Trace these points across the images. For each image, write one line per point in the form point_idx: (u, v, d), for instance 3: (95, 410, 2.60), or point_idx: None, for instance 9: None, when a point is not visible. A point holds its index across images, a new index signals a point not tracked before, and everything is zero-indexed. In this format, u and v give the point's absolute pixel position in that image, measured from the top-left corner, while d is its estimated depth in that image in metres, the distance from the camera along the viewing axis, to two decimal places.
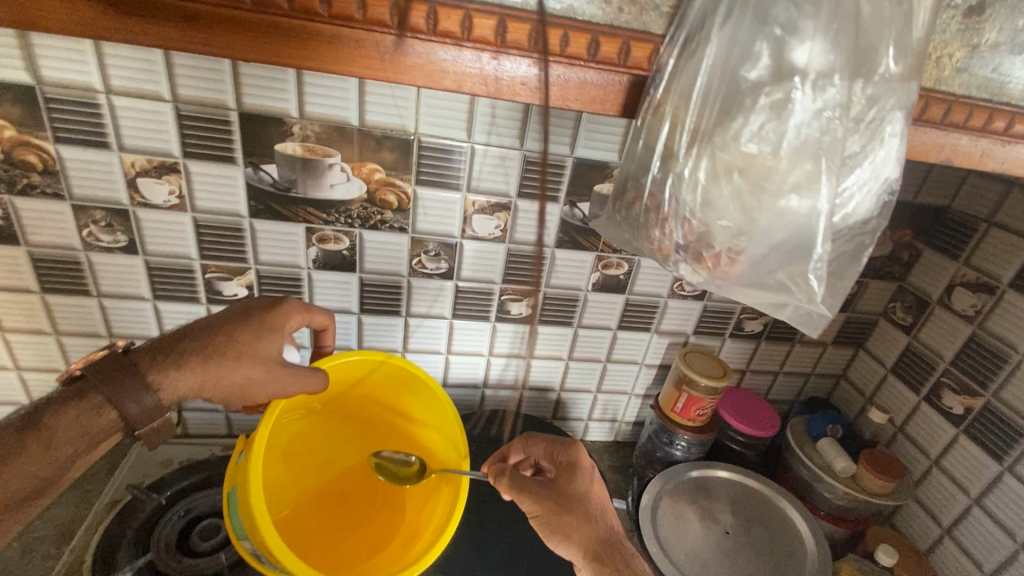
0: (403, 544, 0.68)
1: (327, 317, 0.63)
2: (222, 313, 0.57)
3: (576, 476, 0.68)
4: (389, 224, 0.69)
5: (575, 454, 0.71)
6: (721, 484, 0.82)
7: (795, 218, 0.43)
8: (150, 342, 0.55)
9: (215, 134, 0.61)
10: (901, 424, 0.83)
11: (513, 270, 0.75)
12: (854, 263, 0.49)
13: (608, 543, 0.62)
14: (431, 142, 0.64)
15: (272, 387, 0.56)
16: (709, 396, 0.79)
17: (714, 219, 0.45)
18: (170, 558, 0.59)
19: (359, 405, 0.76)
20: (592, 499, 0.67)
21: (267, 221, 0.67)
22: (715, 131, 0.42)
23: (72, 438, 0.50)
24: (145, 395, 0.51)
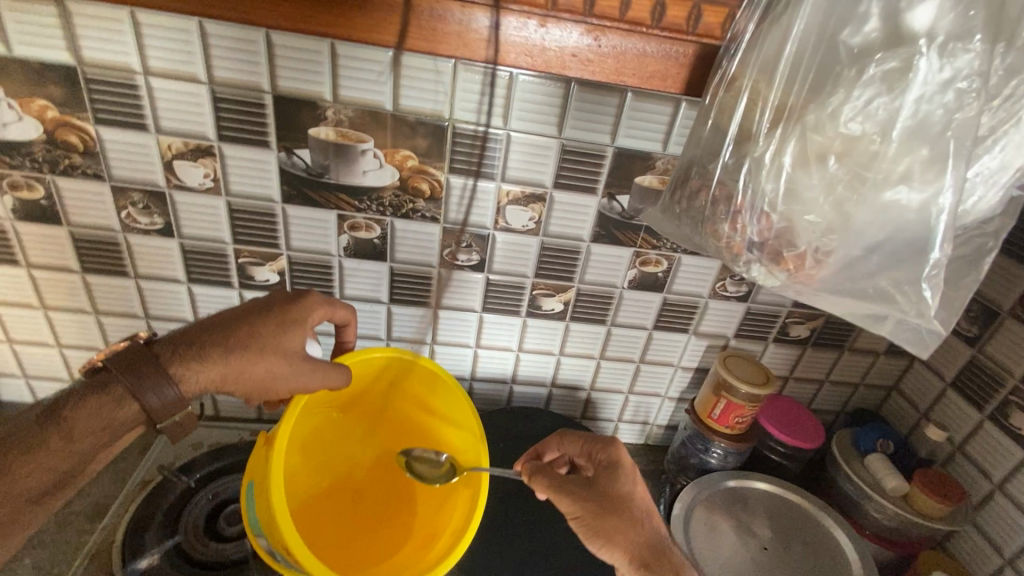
0: (418, 547, 0.67)
1: (350, 312, 0.61)
2: (248, 306, 0.56)
3: (618, 475, 0.65)
4: (421, 212, 0.67)
5: (614, 453, 0.67)
6: (759, 496, 0.78)
7: (903, 214, 0.41)
8: (173, 333, 0.55)
9: (250, 116, 0.60)
10: (960, 442, 0.77)
11: (548, 264, 0.72)
12: (973, 269, 0.46)
13: (654, 550, 0.60)
14: (466, 128, 0.62)
15: (295, 381, 0.55)
16: (749, 403, 0.75)
17: (799, 213, 0.43)
18: (198, 542, 0.59)
19: (382, 402, 0.74)
20: (636, 500, 0.64)
21: (299, 207, 0.66)
22: (807, 109, 0.41)
23: (93, 431, 0.50)
24: (168, 387, 0.50)
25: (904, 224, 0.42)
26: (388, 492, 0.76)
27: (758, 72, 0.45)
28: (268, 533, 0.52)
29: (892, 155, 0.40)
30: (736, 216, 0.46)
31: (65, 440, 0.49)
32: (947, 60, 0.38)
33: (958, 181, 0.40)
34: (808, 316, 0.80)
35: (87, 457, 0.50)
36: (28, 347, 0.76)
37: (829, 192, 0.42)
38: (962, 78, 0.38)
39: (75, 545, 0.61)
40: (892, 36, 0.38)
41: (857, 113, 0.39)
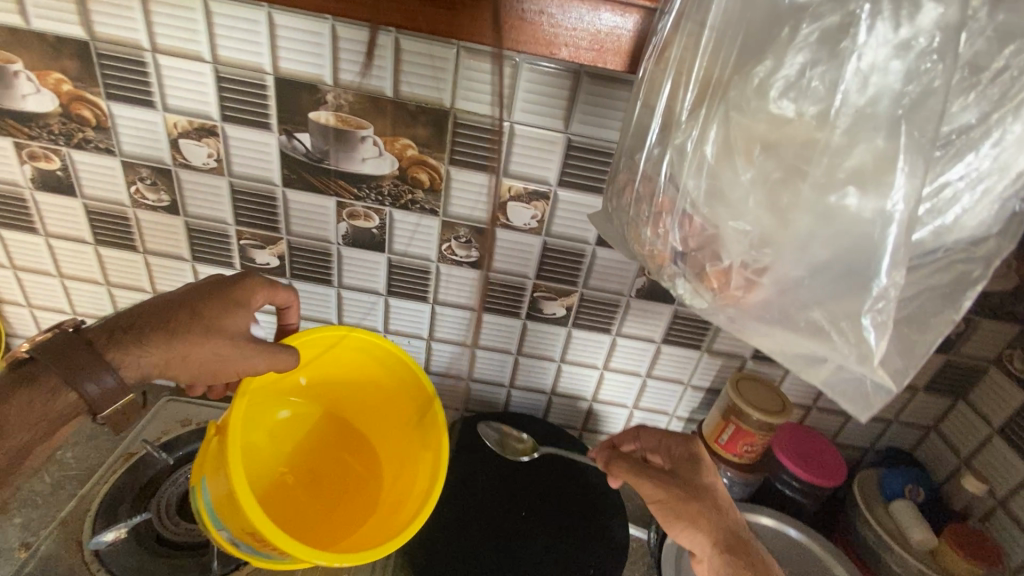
0: (373, 529, 0.64)
1: (292, 293, 0.63)
2: (186, 289, 0.58)
3: (700, 466, 0.64)
4: (420, 204, 0.65)
5: (696, 448, 0.66)
6: (762, 534, 0.72)
7: (852, 221, 0.35)
8: (105, 321, 0.55)
9: (252, 97, 0.59)
10: (1003, 497, 0.69)
11: (549, 266, 0.69)
12: (949, 306, 0.39)
13: (740, 538, 0.59)
14: (468, 118, 0.59)
15: (244, 364, 0.57)
16: (761, 431, 0.69)
17: (726, 219, 0.38)
18: (168, 520, 0.63)
19: (345, 383, 0.73)
20: (717, 491, 0.62)
21: (300, 192, 0.65)
22: (731, 83, 0.36)
23: (28, 424, 0.50)
24: (106, 375, 0.51)
25: (861, 239, 0.35)
26: (347, 478, 0.73)
27: (688, 39, 0.40)
28: (230, 523, 0.54)
29: (836, 143, 0.34)
30: (657, 219, 0.42)
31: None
32: (904, 18, 0.32)
33: (913, 185, 0.33)
34: None
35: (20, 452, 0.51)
36: (47, 312, 0.79)
37: (757, 187, 0.36)
38: (923, 37, 0.32)
39: (62, 508, 0.62)
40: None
41: (788, 88, 0.34)
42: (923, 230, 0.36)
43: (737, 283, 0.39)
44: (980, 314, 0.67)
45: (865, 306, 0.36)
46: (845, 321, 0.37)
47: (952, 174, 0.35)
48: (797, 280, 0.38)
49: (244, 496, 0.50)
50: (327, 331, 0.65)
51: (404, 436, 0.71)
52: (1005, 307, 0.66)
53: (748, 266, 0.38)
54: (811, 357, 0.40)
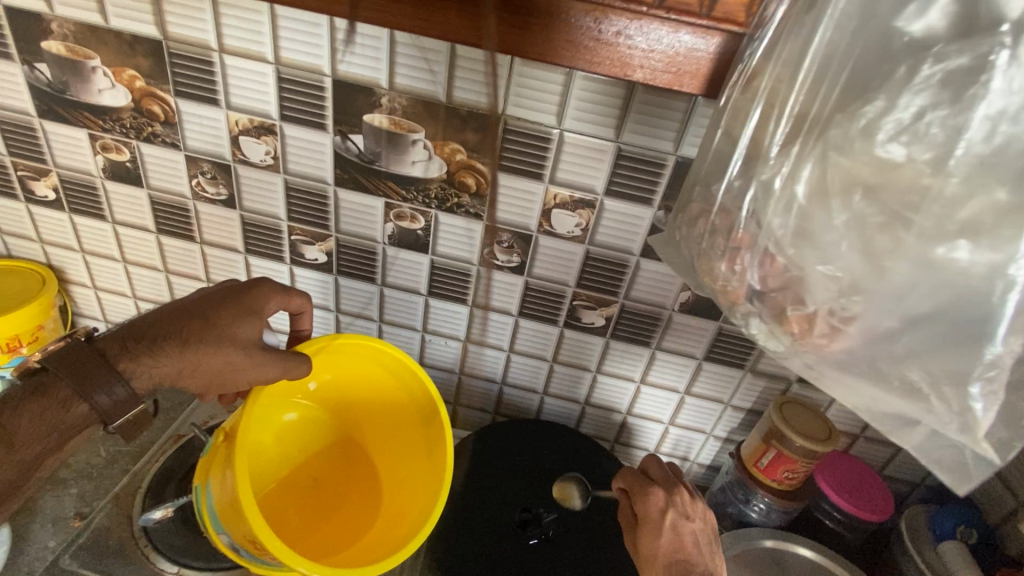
0: (376, 540, 0.66)
1: (304, 299, 0.64)
2: (197, 298, 0.60)
3: (642, 529, 0.60)
4: (465, 208, 0.65)
5: (640, 505, 0.61)
6: (800, 565, 0.69)
7: (958, 275, 0.34)
8: (116, 330, 0.58)
9: (309, 98, 0.61)
10: None
11: (591, 275, 0.68)
12: None
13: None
14: (518, 125, 0.59)
15: (253, 373, 0.59)
16: (804, 458, 0.66)
17: (814, 262, 0.37)
18: None
19: (353, 392, 0.75)
20: (659, 555, 0.58)
21: (350, 191, 0.67)
22: (833, 121, 0.35)
23: (40, 435, 0.53)
24: (117, 386, 0.54)
25: (969, 293, 0.34)
26: (349, 485, 0.75)
27: (780, 70, 0.38)
28: (230, 528, 0.56)
29: (949, 193, 0.33)
30: (734, 254, 0.41)
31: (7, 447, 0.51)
32: None
33: None
34: None
35: (33, 460, 0.53)
36: (109, 294, 0.84)
37: (851, 231, 0.36)
38: None
39: (114, 483, 0.66)
40: (961, 25, 0.32)
41: (901, 131, 0.33)
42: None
43: (822, 330, 0.39)
44: None
45: (974, 371, 0.36)
46: (946, 386, 0.37)
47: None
48: (890, 330, 0.37)
49: (246, 507, 0.52)
50: (343, 339, 0.67)
51: (411, 449, 0.73)
52: None
53: (834, 314, 0.38)
54: (900, 418, 0.40)
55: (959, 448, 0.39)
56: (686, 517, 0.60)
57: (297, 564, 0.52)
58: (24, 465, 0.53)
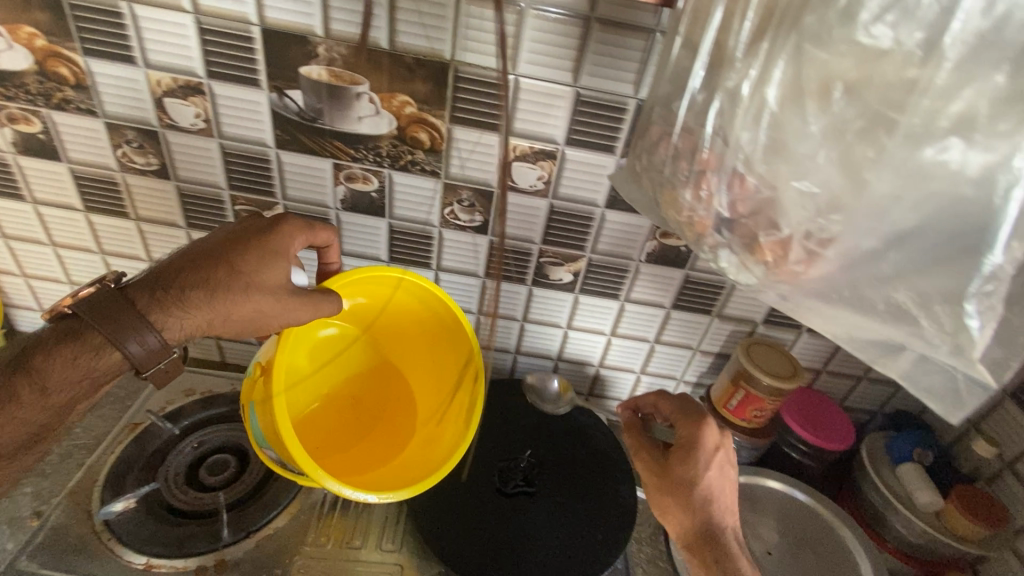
0: (408, 463, 0.68)
1: (330, 231, 0.61)
2: (222, 239, 0.56)
3: (686, 460, 0.59)
4: (420, 165, 0.62)
5: (693, 432, 0.60)
6: (769, 497, 0.71)
7: (943, 180, 0.33)
8: (143, 275, 0.56)
9: (238, 51, 0.56)
10: (1011, 461, 0.68)
11: (556, 230, 0.66)
12: None
13: (708, 537, 0.58)
14: (469, 71, 0.55)
15: (286, 317, 0.57)
16: (771, 396, 0.68)
17: (790, 178, 0.37)
18: (177, 489, 0.63)
19: (389, 319, 0.71)
20: (700, 486, 0.59)
21: (293, 154, 0.62)
22: (806, 9, 0.34)
23: (75, 380, 0.53)
24: (148, 335, 0.52)
25: (950, 203, 0.34)
26: (381, 408, 0.74)
27: None
28: (274, 446, 0.58)
29: (939, 84, 0.32)
30: (699, 181, 0.42)
31: (41, 392, 0.53)
32: None
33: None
34: None
35: (69, 404, 0.55)
36: (41, 281, 0.78)
37: (828, 137, 0.35)
38: None
39: (69, 478, 0.63)
40: None
41: (887, 9, 0.32)
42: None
43: (798, 256, 0.39)
44: None
45: (968, 288, 0.35)
46: (941, 307, 0.36)
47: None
48: (871, 252, 0.37)
49: (284, 433, 0.55)
50: (372, 271, 0.64)
51: (438, 381, 0.71)
52: None
53: (812, 238, 0.38)
54: (886, 346, 0.40)
55: (932, 377, 0.40)
56: (729, 457, 0.61)
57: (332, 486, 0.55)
58: (58, 409, 0.54)
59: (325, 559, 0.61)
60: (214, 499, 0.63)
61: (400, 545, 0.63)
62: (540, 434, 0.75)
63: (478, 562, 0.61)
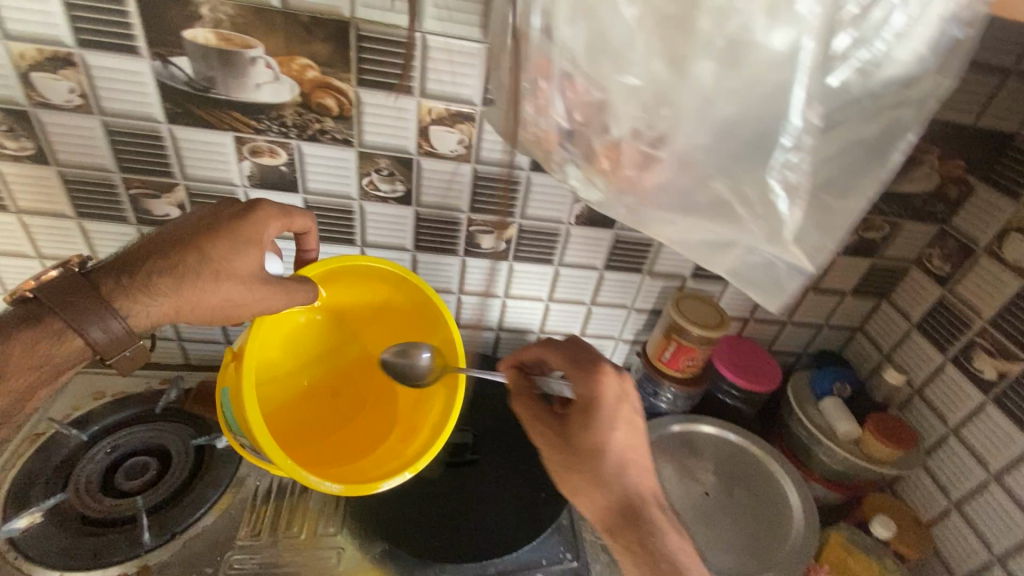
0: (389, 452, 0.66)
1: (308, 218, 0.57)
2: (191, 224, 0.53)
3: (586, 422, 0.55)
4: (331, 134, 0.58)
5: (595, 393, 0.55)
6: (704, 441, 0.75)
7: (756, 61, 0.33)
8: (110, 261, 0.53)
9: (111, 14, 0.50)
10: (919, 385, 0.74)
11: (483, 196, 0.64)
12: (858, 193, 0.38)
13: (624, 511, 0.55)
14: (372, 29, 0.51)
15: (259, 304, 0.54)
16: (701, 345, 0.70)
17: (616, 75, 0.35)
18: (90, 497, 0.59)
19: (364, 309, 0.69)
20: (610, 455, 0.55)
21: (189, 129, 0.57)
22: None
23: (33, 367, 0.49)
24: (114, 321, 0.50)
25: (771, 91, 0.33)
26: (362, 397, 0.74)
27: None
28: (245, 433, 0.54)
29: None
30: (536, 92, 0.38)
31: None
32: None
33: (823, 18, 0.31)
34: None
35: (26, 393, 0.50)
36: None
37: (644, 25, 0.33)
38: None
39: None
40: None
41: None
42: (841, 73, 0.33)
43: (631, 159, 0.38)
44: (902, 215, 0.70)
45: (772, 165, 0.35)
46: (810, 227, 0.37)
47: None
48: (708, 147, 0.36)
49: (252, 423, 0.52)
50: (349, 262, 0.62)
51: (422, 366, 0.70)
52: (926, 207, 0.69)
53: (644, 139, 0.37)
54: (717, 244, 0.40)
55: None
56: (637, 410, 0.57)
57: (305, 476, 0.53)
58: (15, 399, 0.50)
59: (260, 551, 0.58)
60: (131, 503, 0.59)
61: (341, 528, 0.61)
62: (486, 403, 0.75)
63: (430, 534, 0.61)
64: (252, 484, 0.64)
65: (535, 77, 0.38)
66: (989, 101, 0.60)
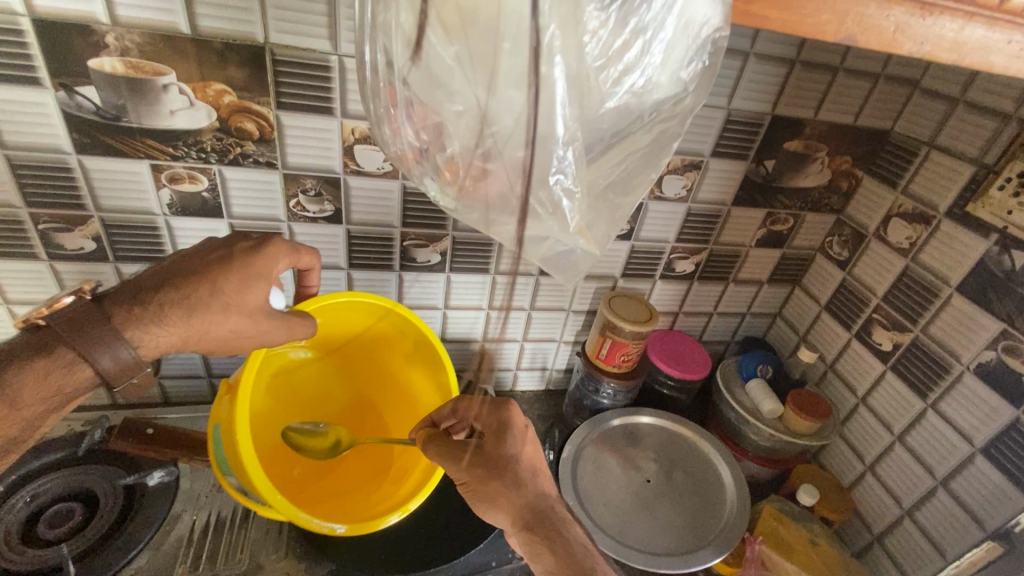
0: (382, 488, 0.67)
1: (314, 256, 0.57)
2: (204, 256, 0.52)
3: (502, 438, 0.58)
4: (253, 158, 0.58)
5: (506, 412, 0.59)
6: (644, 432, 0.79)
7: (546, 92, 0.33)
8: (124, 286, 0.51)
9: (7, 46, 0.48)
10: (831, 361, 0.81)
11: (413, 211, 0.66)
12: (645, 171, 0.41)
13: (540, 511, 0.54)
14: (288, 53, 0.52)
15: (260, 336, 0.54)
16: (635, 341, 0.73)
17: (445, 103, 0.35)
18: (10, 550, 0.56)
19: (351, 341, 0.72)
20: (522, 459, 0.57)
21: (101, 159, 0.56)
22: None
23: (44, 397, 0.46)
24: (124, 349, 0.47)
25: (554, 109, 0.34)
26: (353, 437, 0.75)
27: None
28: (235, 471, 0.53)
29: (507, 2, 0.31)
30: (389, 117, 0.38)
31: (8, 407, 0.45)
32: None
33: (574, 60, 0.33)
34: (694, 250, 0.78)
35: (34, 423, 0.47)
36: None
37: (461, 63, 0.33)
38: None
39: None
40: None
41: None
42: (618, 95, 0.36)
43: (471, 173, 0.38)
44: (803, 208, 0.77)
45: (553, 165, 0.36)
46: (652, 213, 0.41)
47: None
48: (522, 160, 0.36)
49: (246, 461, 0.52)
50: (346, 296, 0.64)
51: (419, 397, 0.73)
52: (822, 200, 0.76)
53: (475, 154, 0.37)
54: (533, 237, 0.41)
55: None
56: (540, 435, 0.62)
57: (298, 515, 0.53)
58: (23, 429, 0.47)
59: None
60: (57, 553, 0.56)
61: (286, 554, 0.60)
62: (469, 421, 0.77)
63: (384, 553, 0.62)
64: (188, 521, 0.62)
65: (387, 104, 0.38)
66: (865, 102, 0.67)
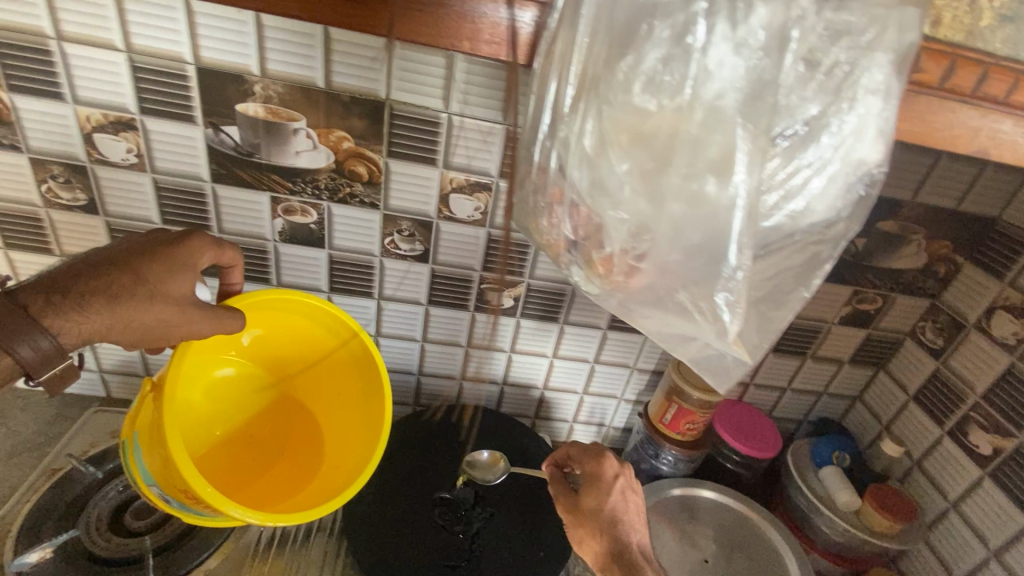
0: (314, 490, 0.64)
1: (237, 252, 0.58)
2: (125, 246, 0.52)
3: (593, 489, 0.63)
4: (359, 198, 0.63)
5: (597, 465, 0.64)
6: (705, 507, 0.75)
7: (710, 211, 0.35)
8: (37, 277, 0.50)
9: (172, 87, 0.56)
10: (918, 457, 0.75)
11: (493, 258, 0.69)
12: (805, 283, 0.40)
13: (617, 559, 0.60)
14: (404, 109, 0.57)
15: (187, 328, 0.54)
16: (701, 410, 0.71)
17: (607, 209, 0.37)
18: (100, 537, 0.61)
19: (286, 347, 0.70)
20: (606, 509, 0.62)
21: (230, 188, 0.63)
22: (601, 79, 0.34)
23: None
24: (44, 338, 0.47)
25: (709, 220, 0.36)
26: (281, 443, 0.71)
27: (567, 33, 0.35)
28: (166, 479, 0.54)
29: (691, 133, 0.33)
30: (549, 211, 0.40)
31: None
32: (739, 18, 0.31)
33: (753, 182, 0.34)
34: None
35: None
36: None
37: (632, 177, 0.35)
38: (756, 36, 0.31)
39: None
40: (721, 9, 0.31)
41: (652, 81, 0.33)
42: (774, 217, 0.36)
43: (620, 268, 0.39)
44: (894, 290, 0.73)
45: (721, 284, 0.38)
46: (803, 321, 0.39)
47: (785, 129, 0.34)
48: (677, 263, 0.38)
49: (178, 459, 0.50)
50: (286, 296, 0.63)
51: (352, 404, 0.69)
52: (916, 283, 0.72)
53: (630, 252, 0.38)
54: (681, 336, 0.41)
55: None
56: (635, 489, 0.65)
57: (240, 514, 0.51)
58: None
59: None
60: (140, 544, 0.61)
61: None
62: (404, 442, 0.76)
63: None
64: (255, 531, 0.66)
65: (550, 200, 0.40)
66: (970, 188, 0.65)
